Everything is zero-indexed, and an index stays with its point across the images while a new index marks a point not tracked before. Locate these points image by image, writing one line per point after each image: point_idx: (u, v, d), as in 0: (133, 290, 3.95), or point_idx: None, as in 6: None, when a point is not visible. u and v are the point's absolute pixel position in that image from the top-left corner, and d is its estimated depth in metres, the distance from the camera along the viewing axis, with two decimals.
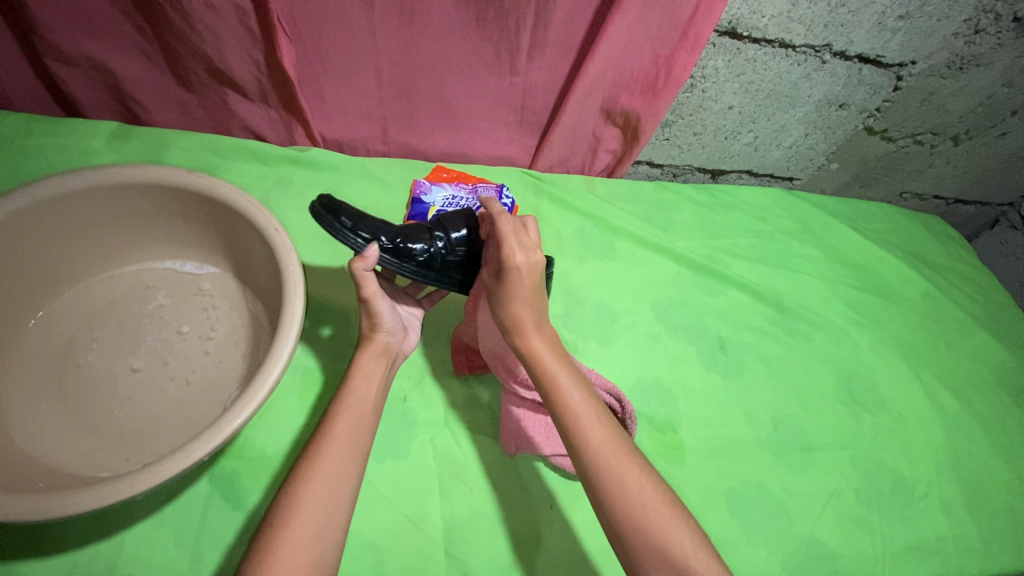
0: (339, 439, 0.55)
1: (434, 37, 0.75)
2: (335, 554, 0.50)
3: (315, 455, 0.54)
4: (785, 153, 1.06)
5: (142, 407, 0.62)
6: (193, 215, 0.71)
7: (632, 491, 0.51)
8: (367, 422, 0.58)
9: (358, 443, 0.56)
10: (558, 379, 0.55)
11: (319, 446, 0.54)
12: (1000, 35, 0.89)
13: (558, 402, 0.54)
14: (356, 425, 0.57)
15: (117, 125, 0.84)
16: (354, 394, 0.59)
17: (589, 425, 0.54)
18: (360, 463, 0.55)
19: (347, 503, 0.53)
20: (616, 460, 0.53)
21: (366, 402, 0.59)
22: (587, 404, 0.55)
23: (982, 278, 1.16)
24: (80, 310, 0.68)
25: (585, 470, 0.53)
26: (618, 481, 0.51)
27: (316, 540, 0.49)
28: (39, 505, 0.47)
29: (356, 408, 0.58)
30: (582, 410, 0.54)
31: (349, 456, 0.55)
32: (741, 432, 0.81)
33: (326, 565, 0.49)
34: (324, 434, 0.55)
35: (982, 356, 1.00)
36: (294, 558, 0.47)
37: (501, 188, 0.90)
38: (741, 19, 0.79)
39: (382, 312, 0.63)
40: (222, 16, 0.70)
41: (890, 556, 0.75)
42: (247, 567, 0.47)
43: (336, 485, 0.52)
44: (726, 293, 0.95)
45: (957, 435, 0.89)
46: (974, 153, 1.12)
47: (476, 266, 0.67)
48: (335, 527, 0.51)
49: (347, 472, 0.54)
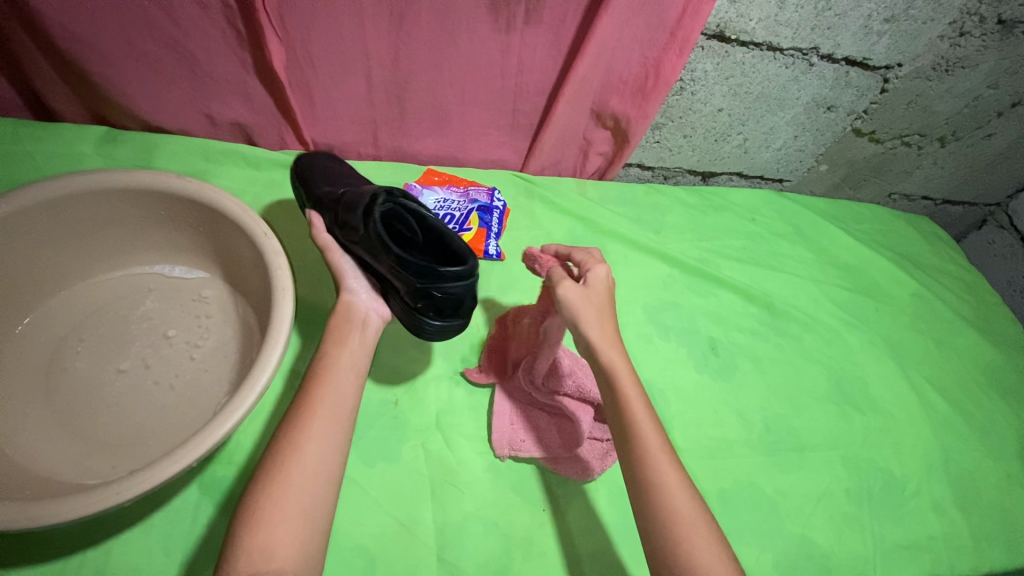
0: (325, 393, 0.56)
1: (424, 40, 0.76)
2: (328, 509, 0.51)
3: (302, 409, 0.55)
4: (773, 155, 1.07)
5: (130, 412, 0.63)
6: (183, 221, 0.72)
7: (678, 508, 0.52)
8: (351, 380, 0.59)
9: (344, 396, 0.57)
10: (635, 409, 0.57)
11: (305, 400, 0.55)
12: (985, 38, 0.90)
13: (626, 414, 0.57)
14: (341, 380, 0.58)
15: (106, 130, 0.84)
16: (339, 351, 0.60)
17: (656, 458, 0.55)
18: (347, 416, 0.56)
19: (337, 455, 0.53)
20: (662, 461, 0.55)
21: (349, 359, 0.60)
22: (659, 438, 0.56)
23: (971, 278, 1.18)
24: (67, 316, 0.68)
25: (632, 464, 0.55)
26: (667, 495, 0.53)
27: (306, 491, 0.50)
28: (26, 512, 0.48)
29: (339, 364, 0.59)
30: (653, 443, 0.56)
31: (336, 410, 0.55)
32: (734, 433, 0.82)
33: (319, 519, 0.50)
34: (310, 389, 0.56)
35: (970, 355, 1.02)
36: (286, 509, 0.48)
37: (492, 192, 0.92)
38: (729, 22, 0.79)
39: (342, 270, 0.66)
40: (212, 20, 0.71)
41: (882, 555, 0.76)
42: (239, 522, 0.48)
43: (324, 437, 0.53)
44: (718, 295, 0.96)
45: (946, 433, 0.90)
46: (960, 154, 1.14)
47: (359, 237, 0.65)
48: (326, 479, 0.52)
49: (335, 425, 0.55)
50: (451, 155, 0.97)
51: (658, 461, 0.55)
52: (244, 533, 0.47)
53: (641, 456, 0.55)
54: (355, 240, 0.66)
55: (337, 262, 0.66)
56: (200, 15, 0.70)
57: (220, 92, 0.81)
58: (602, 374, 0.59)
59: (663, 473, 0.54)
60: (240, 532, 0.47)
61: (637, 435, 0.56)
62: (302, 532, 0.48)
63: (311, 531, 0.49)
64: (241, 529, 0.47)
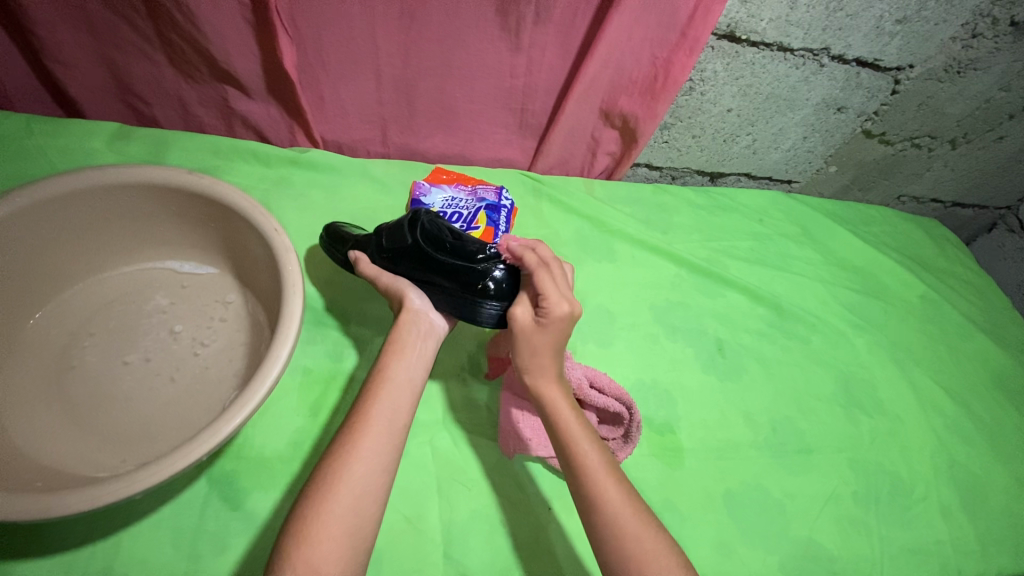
0: (379, 408, 0.56)
1: (434, 38, 0.76)
2: (373, 528, 0.51)
3: (354, 425, 0.55)
4: (783, 156, 1.07)
5: (141, 406, 0.63)
6: (194, 216, 0.72)
7: (632, 531, 0.52)
8: (404, 396, 0.59)
9: (398, 413, 0.57)
10: (578, 439, 0.57)
11: (359, 414, 0.56)
12: (998, 39, 0.90)
13: (569, 444, 0.57)
14: (394, 396, 0.58)
15: (117, 126, 0.84)
16: (393, 366, 0.60)
17: (607, 491, 0.54)
18: (398, 434, 0.56)
19: (386, 475, 0.54)
20: (615, 491, 0.54)
21: (405, 371, 0.60)
22: (610, 469, 0.56)
23: (981, 281, 1.17)
24: (78, 310, 0.69)
25: (584, 495, 0.55)
26: (619, 522, 0.53)
27: (353, 512, 0.50)
28: (38, 503, 0.48)
29: (394, 377, 0.59)
30: (602, 474, 0.55)
31: (387, 428, 0.56)
32: (741, 434, 0.82)
33: (363, 540, 0.50)
34: (363, 404, 0.57)
35: (979, 359, 1.01)
36: (332, 529, 0.49)
37: (500, 189, 0.90)
38: (739, 22, 0.79)
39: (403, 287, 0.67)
40: (224, 18, 0.71)
41: (888, 558, 0.76)
42: (286, 537, 0.48)
43: (374, 456, 0.53)
44: (725, 296, 0.96)
45: (955, 437, 0.90)
46: (970, 157, 1.13)
47: (402, 247, 0.69)
48: (372, 500, 0.52)
49: (385, 445, 0.55)
50: (460, 153, 0.97)
51: (609, 491, 0.54)
52: (288, 551, 0.47)
53: (589, 489, 0.55)
54: (401, 258, 0.69)
55: (387, 279, 0.68)
56: (212, 14, 0.70)
57: (231, 89, 0.81)
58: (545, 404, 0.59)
59: (613, 503, 0.54)
60: (287, 548, 0.48)
61: (588, 473, 0.55)
62: (345, 553, 0.49)
63: (356, 549, 0.49)
64: (288, 546, 0.48)
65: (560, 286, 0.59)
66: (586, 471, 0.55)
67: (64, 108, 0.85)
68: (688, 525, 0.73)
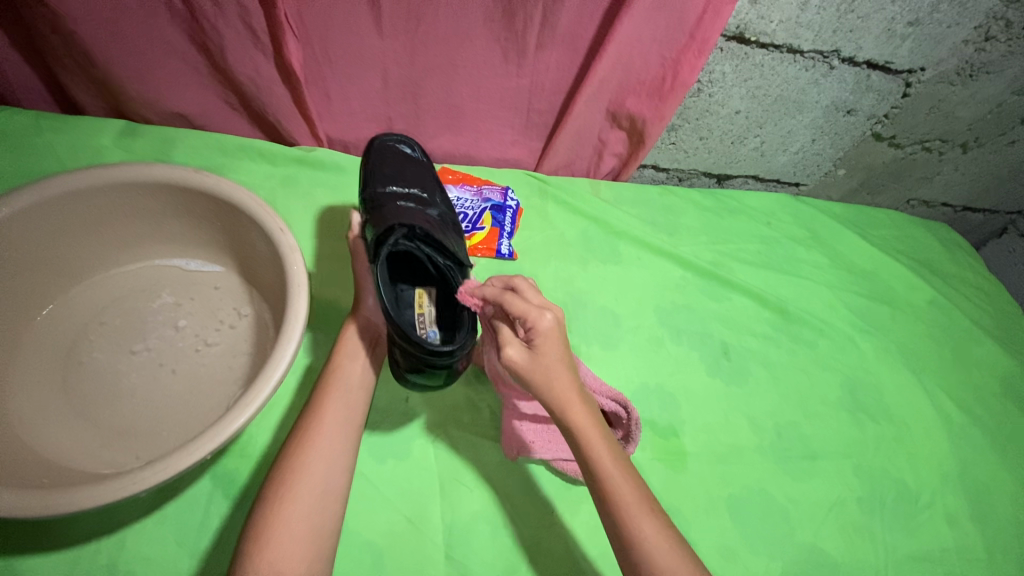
0: (334, 416, 0.60)
1: (439, 37, 0.76)
2: (334, 528, 0.56)
3: (308, 428, 0.59)
4: (791, 158, 1.06)
5: (146, 403, 0.64)
6: (200, 214, 0.72)
7: (666, 558, 0.53)
8: (359, 399, 0.63)
9: (351, 419, 0.61)
10: (607, 467, 0.56)
11: (314, 422, 0.59)
12: (1011, 42, 0.89)
13: (599, 473, 0.56)
14: (347, 399, 0.62)
15: (125, 124, 0.84)
16: (347, 370, 0.64)
17: (640, 517, 0.55)
18: (353, 436, 0.61)
19: (344, 475, 0.58)
20: (650, 521, 0.55)
21: (356, 376, 0.64)
22: (636, 490, 0.56)
23: (991, 287, 1.16)
24: (84, 307, 0.69)
25: (619, 528, 0.55)
26: (654, 550, 0.53)
27: (315, 511, 0.54)
28: (44, 500, 0.49)
29: (349, 382, 0.64)
30: (633, 501, 0.55)
31: (344, 430, 0.60)
32: (746, 439, 0.81)
33: (325, 537, 0.54)
34: (317, 409, 0.61)
35: (988, 366, 1.00)
36: (296, 530, 0.53)
37: (506, 191, 0.92)
38: (749, 23, 0.79)
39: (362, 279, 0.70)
40: (228, 15, 0.70)
41: (893, 565, 0.76)
42: (247, 540, 0.51)
43: (332, 457, 0.58)
44: (731, 298, 0.95)
45: (963, 445, 0.89)
46: (981, 161, 1.12)
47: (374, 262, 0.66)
48: (332, 500, 0.56)
49: (342, 446, 0.59)
50: (466, 153, 0.97)
51: (651, 538, 0.54)
52: (253, 548, 0.51)
53: (624, 521, 0.55)
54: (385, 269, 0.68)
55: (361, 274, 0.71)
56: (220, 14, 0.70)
57: (236, 89, 0.81)
58: (566, 429, 0.57)
59: (647, 530, 0.54)
60: (252, 544, 0.51)
61: (627, 513, 0.55)
62: (308, 551, 0.52)
63: (319, 545, 0.53)
64: (252, 542, 0.51)
65: (532, 314, 0.56)
66: (622, 504, 0.55)
67: (80, 110, 0.86)
68: (691, 528, 0.73)
